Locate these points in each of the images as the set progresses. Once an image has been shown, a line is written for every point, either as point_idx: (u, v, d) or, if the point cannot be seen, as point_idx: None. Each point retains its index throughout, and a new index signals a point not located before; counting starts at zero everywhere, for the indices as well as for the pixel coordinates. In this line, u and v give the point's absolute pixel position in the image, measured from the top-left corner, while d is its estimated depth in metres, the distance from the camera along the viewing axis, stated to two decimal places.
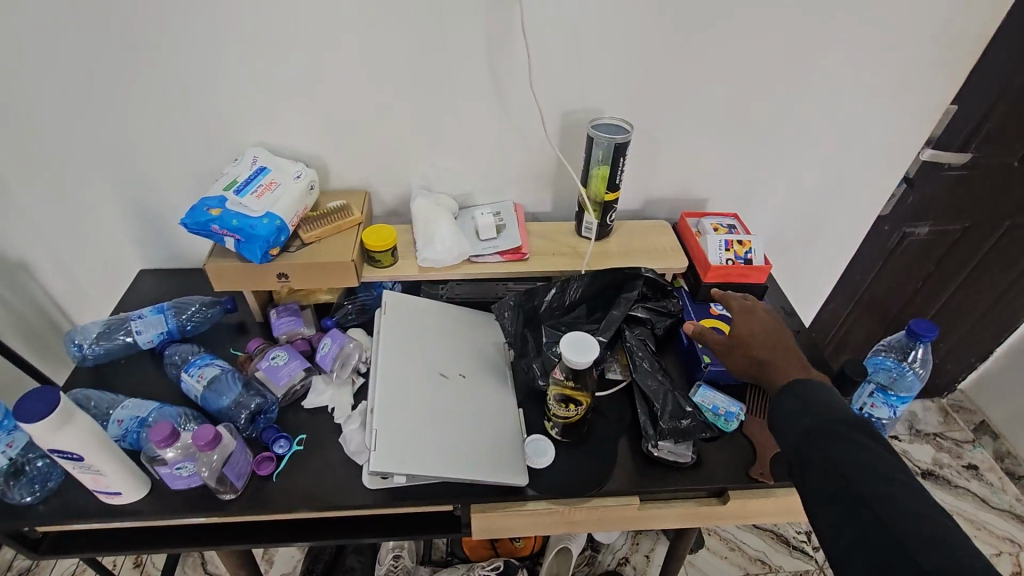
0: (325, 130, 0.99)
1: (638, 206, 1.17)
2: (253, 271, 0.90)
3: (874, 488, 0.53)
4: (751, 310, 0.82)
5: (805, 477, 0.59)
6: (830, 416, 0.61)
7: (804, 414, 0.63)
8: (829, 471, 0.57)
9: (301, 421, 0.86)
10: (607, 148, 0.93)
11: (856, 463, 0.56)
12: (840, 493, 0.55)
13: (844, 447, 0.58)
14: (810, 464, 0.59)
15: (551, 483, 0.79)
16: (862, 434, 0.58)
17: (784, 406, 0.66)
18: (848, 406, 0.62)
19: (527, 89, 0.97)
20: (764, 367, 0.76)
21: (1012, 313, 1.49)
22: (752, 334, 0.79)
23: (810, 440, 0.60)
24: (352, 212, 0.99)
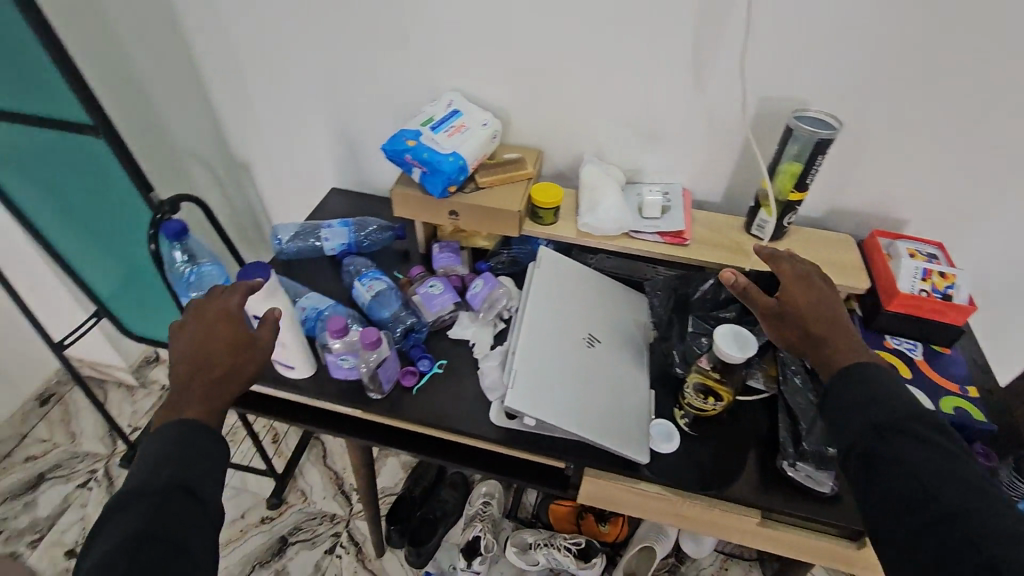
0: (517, 85, 1.03)
1: (821, 215, 1.07)
2: (429, 203, 0.98)
3: (958, 498, 0.49)
4: (810, 281, 0.75)
5: (872, 479, 0.54)
6: (899, 406, 0.57)
7: (871, 403, 0.58)
8: (904, 477, 0.52)
9: (443, 348, 0.93)
10: (808, 143, 0.86)
11: (939, 469, 0.51)
12: (916, 500, 0.51)
13: (923, 449, 0.53)
14: (880, 460, 0.54)
15: (670, 469, 0.78)
16: (940, 433, 0.54)
17: (844, 393, 0.61)
18: (915, 397, 0.58)
19: (732, 70, 0.92)
20: (818, 345, 0.69)
21: None
22: (807, 306, 0.72)
23: (879, 437, 0.56)
24: (525, 166, 1.02)
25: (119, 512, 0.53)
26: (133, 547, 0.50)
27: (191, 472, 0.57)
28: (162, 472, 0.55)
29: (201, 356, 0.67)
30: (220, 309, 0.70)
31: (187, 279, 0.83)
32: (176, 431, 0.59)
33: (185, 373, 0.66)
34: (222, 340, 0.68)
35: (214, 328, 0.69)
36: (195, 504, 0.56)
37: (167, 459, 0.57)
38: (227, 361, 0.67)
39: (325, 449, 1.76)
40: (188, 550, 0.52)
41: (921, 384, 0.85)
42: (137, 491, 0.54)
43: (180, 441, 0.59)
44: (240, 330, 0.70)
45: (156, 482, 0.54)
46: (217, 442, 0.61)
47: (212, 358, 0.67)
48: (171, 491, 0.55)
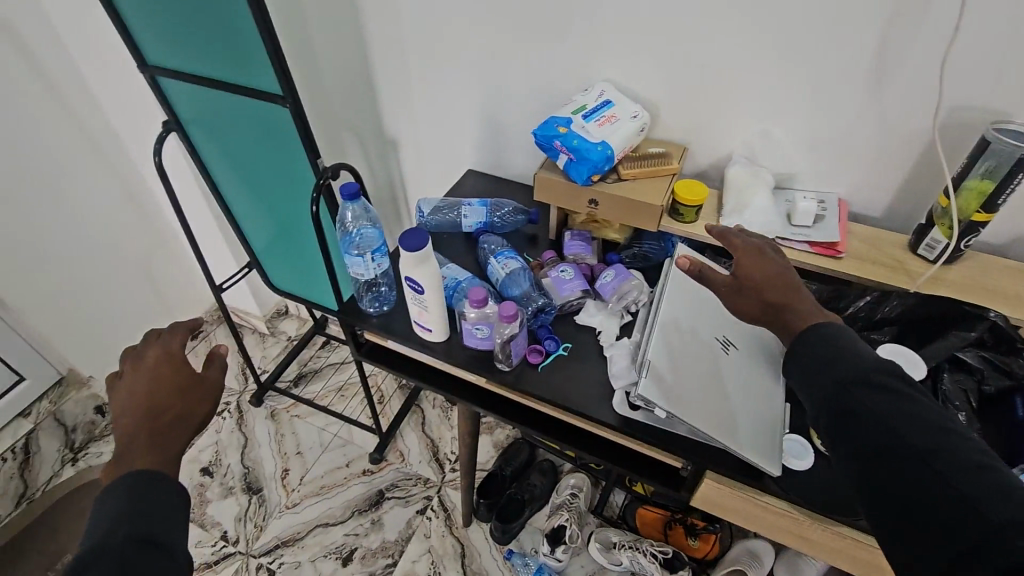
0: (673, 79, 1.01)
1: (1004, 242, 0.95)
2: (570, 189, 0.99)
3: (926, 439, 0.50)
4: (764, 252, 0.74)
5: (846, 432, 0.55)
6: (865, 361, 0.58)
7: (838, 361, 0.59)
8: (875, 428, 0.53)
9: (569, 332, 0.95)
10: (1006, 159, 0.77)
11: (908, 414, 0.52)
12: (887, 447, 0.52)
13: (888, 398, 0.54)
14: (853, 414, 0.55)
15: (801, 487, 0.74)
16: (898, 379, 0.55)
17: (814, 353, 0.62)
18: (874, 351, 0.59)
19: (922, 75, 0.84)
20: (779, 312, 0.69)
21: None
22: (763, 277, 0.72)
23: (846, 390, 0.56)
24: (670, 161, 1.01)
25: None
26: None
27: (146, 525, 0.61)
28: (117, 530, 0.59)
29: (152, 403, 0.75)
30: (162, 357, 0.79)
31: (350, 239, 0.92)
32: (126, 487, 0.63)
33: (138, 423, 0.72)
34: (173, 390, 0.77)
35: (159, 373, 0.78)
36: (159, 552, 0.60)
37: (125, 518, 0.61)
38: (176, 403, 0.76)
39: (424, 417, 1.86)
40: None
41: None
42: (92, 551, 0.57)
43: (133, 493, 0.63)
44: (187, 379, 0.79)
45: (113, 543, 0.58)
46: (174, 486, 0.66)
47: (166, 406, 0.75)
48: (130, 545, 0.58)
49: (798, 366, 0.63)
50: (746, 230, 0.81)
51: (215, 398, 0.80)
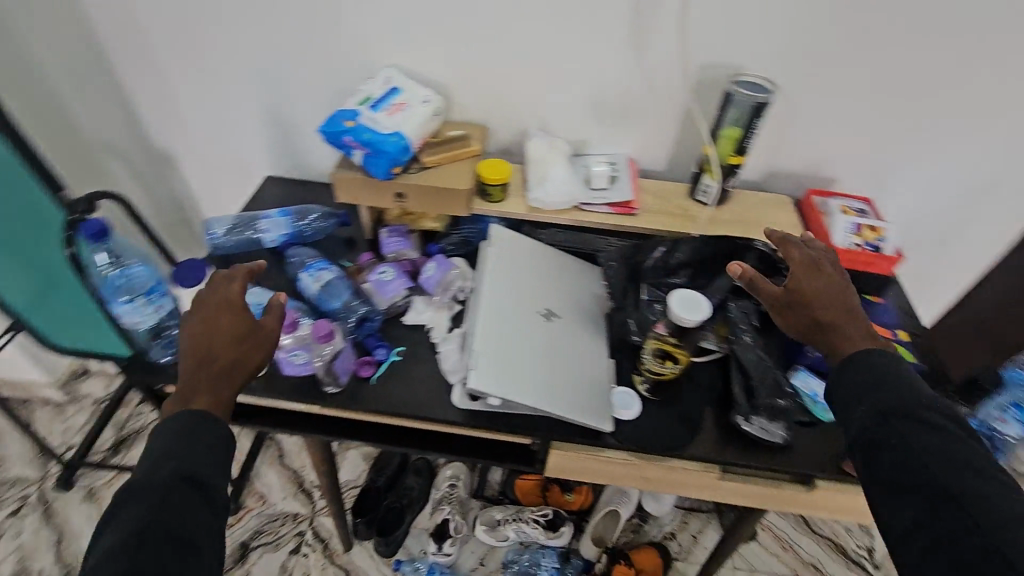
0: (457, 59, 0.99)
1: (759, 178, 1.11)
2: (374, 186, 0.93)
3: (959, 479, 0.52)
4: (819, 268, 0.77)
5: (878, 457, 0.58)
6: (909, 395, 0.60)
7: (879, 390, 0.61)
8: (913, 459, 0.55)
9: (399, 334, 0.91)
10: (746, 109, 0.88)
11: (943, 454, 0.54)
12: (922, 480, 0.54)
13: (927, 434, 0.56)
14: (886, 443, 0.57)
15: (632, 435, 0.80)
16: (938, 415, 0.58)
17: (854, 374, 0.64)
18: (922, 385, 0.61)
19: (673, 39, 0.92)
20: (829, 328, 0.72)
21: None
22: (828, 295, 0.74)
23: (883, 419, 0.59)
24: (471, 142, 0.99)
25: (124, 506, 0.55)
26: (136, 541, 0.52)
27: (194, 466, 0.59)
28: (162, 466, 0.58)
29: (204, 347, 0.70)
30: (224, 301, 0.74)
31: (114, 283, 0.78)
32: (180, 424, 0.62)
33: (193, 365, 0.69)
34: (228, 343, 0.71)
35: (215, 319, 0.72)
36: (196, 497, 0.57)
37: (170, 455, 0.59)
38: (229, 351, 0.71)
39: (280, 449, 1.70)
40: (189, 539, 0.54)
41: None
42: (138, 485, 0.56)
43: (181, 433, 0.62)
44: (240, 330, 0.72)
45: (158, 477, 0.56)
46: (219, 432, 0.64)
47: (219, 356, 0.70)
48: (174, 482, 0.57)
49: (835, 381, 0.66)
50: (807, 239, 0.82)
51: (273, 348, 0.75)
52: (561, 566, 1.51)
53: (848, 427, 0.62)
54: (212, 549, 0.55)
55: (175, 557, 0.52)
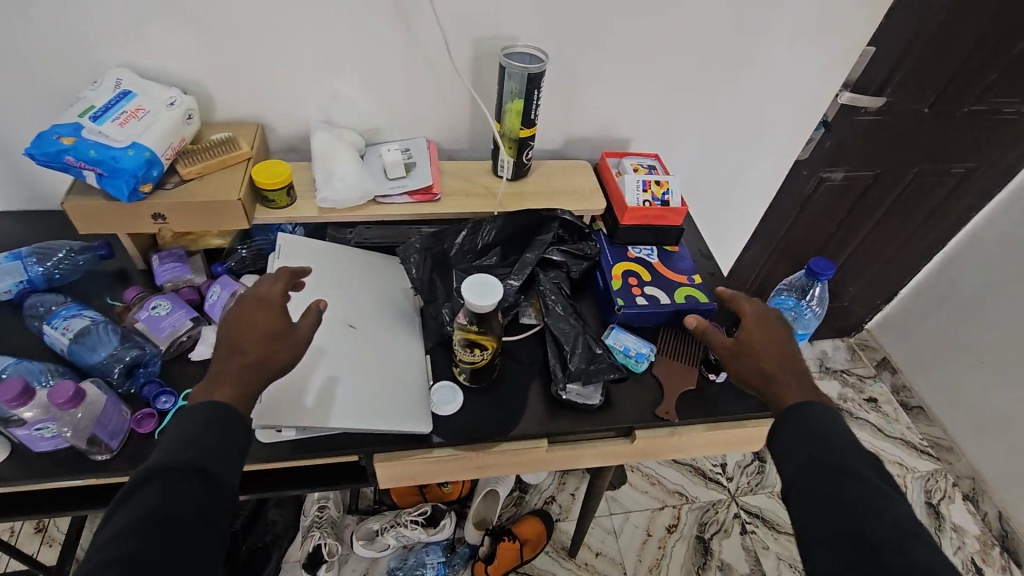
0: (203, 51, 0.87)
1: (559, 145, 1.13)
2: (122, 210, 0.79)
3: (886, 532, 0.55)
4: (764, 320, 0.80)
5: (810, 510, 0.60)
6: (846, 450, 0.63)
7: (817, 442, 0.64)
8: (838, 510, 0.58)
9: (188, 374, 0.81)
10: (521, 80, 0.87)
11: (872, 508, 0.57)
12: (849, 529, 0.56)
13: (858, 486, 0.59)
14: (821, 495, 0.60)
15: (456, 429, 0.79)
16: (874, 473, 0.61)
17: (795, 430, 0.67)
18: (860, 445, 0.64)
19: (439, 13, 0.88)
20: (765, 377, 0.75)
21: (904, 252, 1.87)
22: (766, 347, 0.77)
23: (820, 469, 0.62)
24: (240, 145, 0.88)
25: (142, 483, 0.55)
26: (143, 523, 0.51)
27: (209, 455, 0.58)
28: (185, 452, 0.57)
29: (237, 338, 0.68)
30: (263, 296, 0.72)
31: None
32: (207, 413, 0.61)
33: (224, 352, 0.67)
34: (262, 336, 0.69)
35: (252, 315, 0.70)
36: (201, 487, 0.56)
37: (192, 442, 0.58)
38: (263, 348, 0.68)
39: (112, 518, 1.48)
40: (190, 530, 0.53)
41: (660, 284, 0.96)
42: (159, 470, 0.55)
43: (208, 423, 0.60)
44: (273, 325, 0.70)
45: (176, 462, 0.56)
46: (238, 431, 0.62)
47: (250, 343, 0.68)
48: (188, 474, 0.55)
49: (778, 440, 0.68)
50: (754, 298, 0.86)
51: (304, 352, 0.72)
52: (448, 559, 1.51)
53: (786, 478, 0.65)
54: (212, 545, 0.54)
55: (174, 548, 0.51)
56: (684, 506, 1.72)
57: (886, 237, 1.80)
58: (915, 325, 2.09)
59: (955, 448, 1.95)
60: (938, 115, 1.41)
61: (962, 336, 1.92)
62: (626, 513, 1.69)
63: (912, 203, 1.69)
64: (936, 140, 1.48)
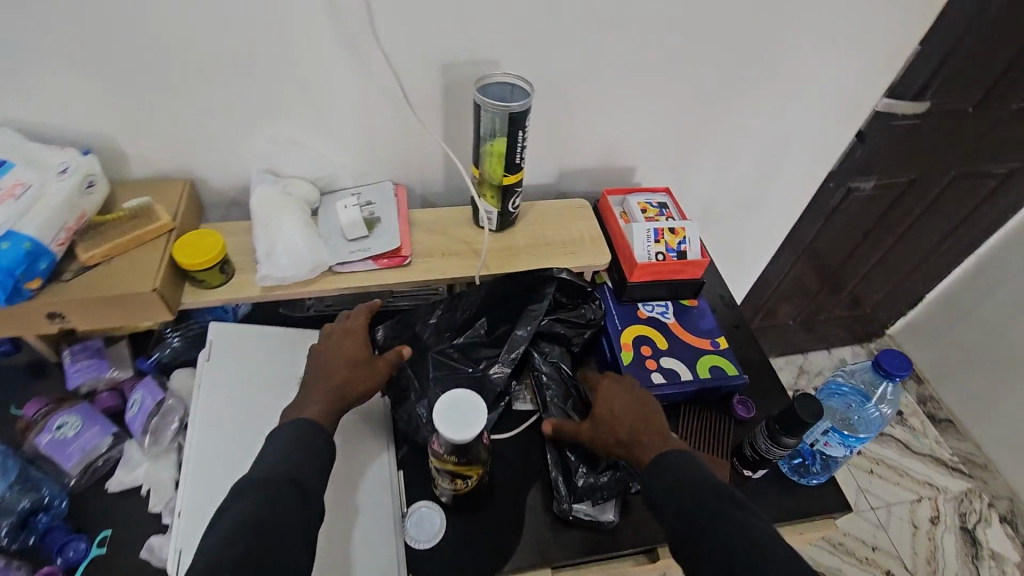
0: (103, 96, 0.69)
1: (552, 178, 0.97)
2: (6, 313, 0.63)
3: (758, 567, 0.47)
4: (607, 377, 0.72)
5: (689, 563, 0.51)
6: (696, 487, 0.55)
7: (671, 489, 0.56)
8: (714, 557, 0.49)
9: (105, 510, 0.65)
10: (500, 118, 0.70)
11: (736, 542, 0.49)
12: (723, 552, 0.49)
13: (718, 521, 0.51)
14: (692, 547, 0.51)
15: (439, 566, 0.64)
16: (727, 502, 0.53)
17: (660, 462, 0.60)
18: (711, 476, 0.57)
19: (396, 35, 0.71)
20: (629, 446, 0.64)
21: (933, 257, 1.71)
22: (617, 410, 0.67)
23: (683, 518, 0.53)
24: (158, 214, 0.71)
25: (240, 497, 0.51)
26: (245, 535, 0.47)
27: (302, 468, 0.55)
28: (276, 467, 0.54)
29: (322, 362, 0.66)
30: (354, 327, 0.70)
31: None
32: (293, 430, 0.58)
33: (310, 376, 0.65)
34: (346, 361, 0.66)
35: (341, 341, 0.68)
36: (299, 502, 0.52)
37: (288, 456, 0.54)
38: (347, 375, 0.65)
39: None
40: (289, 546, 0.49)
41: (679, 353, 0.81)
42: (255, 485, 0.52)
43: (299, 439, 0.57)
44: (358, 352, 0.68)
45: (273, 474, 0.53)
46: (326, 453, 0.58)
47: (332, 367, 0.65)
48: (285, 485, 0.52)
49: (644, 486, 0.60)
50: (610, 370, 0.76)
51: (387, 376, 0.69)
52: None
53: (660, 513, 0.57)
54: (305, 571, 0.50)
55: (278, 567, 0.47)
56: None
57: (916, 243, 1.64)
58: (944, 332, 1.93)
59: (990, 466, 1.81)
60: (984, 114, 1.23)
61: (996, 345, 1.77)
62: None
63: (947, 207, 1.52)
64: (977, 141, 1.31)
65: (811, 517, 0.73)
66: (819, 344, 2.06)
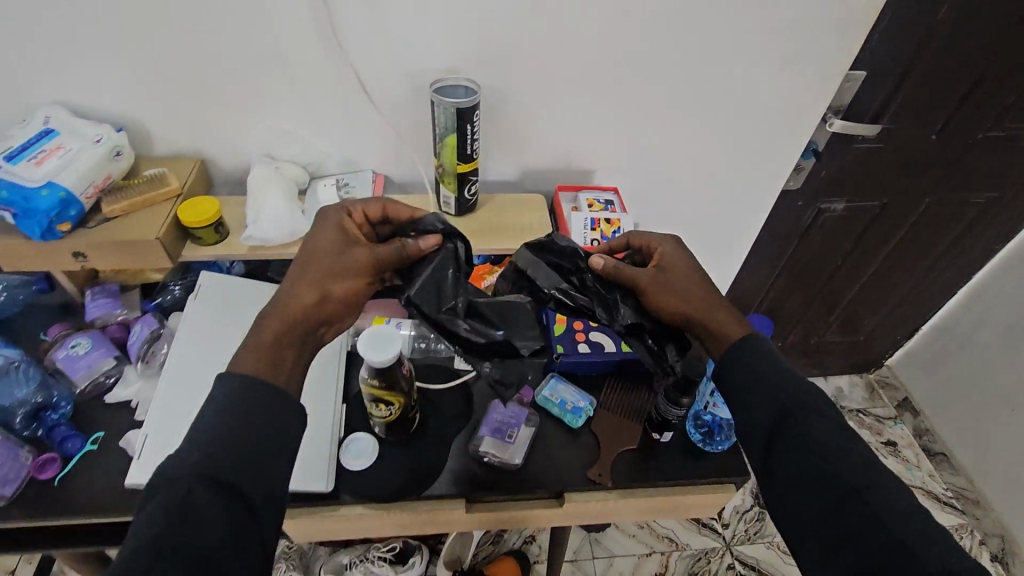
0: (136, 86, 0.86)
1: (516, 177, 1.09)
2: (40, 248, 0.79)
3: (860, 477, 0.54)
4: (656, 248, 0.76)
5: (782, 451, 0.59)
6: (787, 383, 0.62)
7: (760, 378, 0.64)
8: (814, 453, 0.57)
9: (102, 417, 0.79)
10: (451, 114, 0.83)
11: (837, 446, 0.57)
12: (826, 476, 0.55)
13: (818, 420, 0.59)
14: (789, 438, 0.59)
15: (365, 486, 0.75)
16: (828, 407, 0.61)
17: (743, 369, 0.65)
18: (800, 374, 0.64)
19: (373, 43, 0.85)
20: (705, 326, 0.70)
21: (923, 285, 1.72)
22: (687, 279, 0.72)
23: (790, 413, 0.60)
24: (169, 181, 0.86)
25: (151, 499, 0.49)
26: (154, 551, 0.46)
27: (221, 460, 0.52)
28: (190, 458, 0.51)
29: (306, 261, 0.66)
30: (336, 215, 0.71)
31: None
32: (218, 406, 0.56)
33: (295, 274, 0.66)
34: (324, 261, 0.66)
35: (327, 238, 0.68)
36: (217, 492, 0.50)
37: (195, 445, 0.52)
38: (321, 275, 0.65)
39: None
40: (204, 531, 0.48)
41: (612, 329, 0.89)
42: (165, 482, 0.50)
43: (227, 416, 0.55)
44: (335, 248, 0.68)
45: (179, 472, 0.50)
46: (268, 424, 0.56)
47: (314, 267, 0.66)
48: (197, 482, 0.50)
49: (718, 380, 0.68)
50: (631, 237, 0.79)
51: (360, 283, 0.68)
52: None
53: (749, 423, 0.63)
54: (242, 571, 0.49)
55: (188, 563, 0.46)
56: (674, 553, 1.62)
57: (901, 269, 1.66)
58: (939, 364, 1.92)
59: (983, 501, 1.77)
60: (949, 143, 1.28)
61: (989, 381, 1.75)
62: (609, 559, 1.60)
63: (928, 235, 1.55)
64: (949, 168, 1.34)
65: (714, 479, 0.80)
66: (812, 370, 2.07)
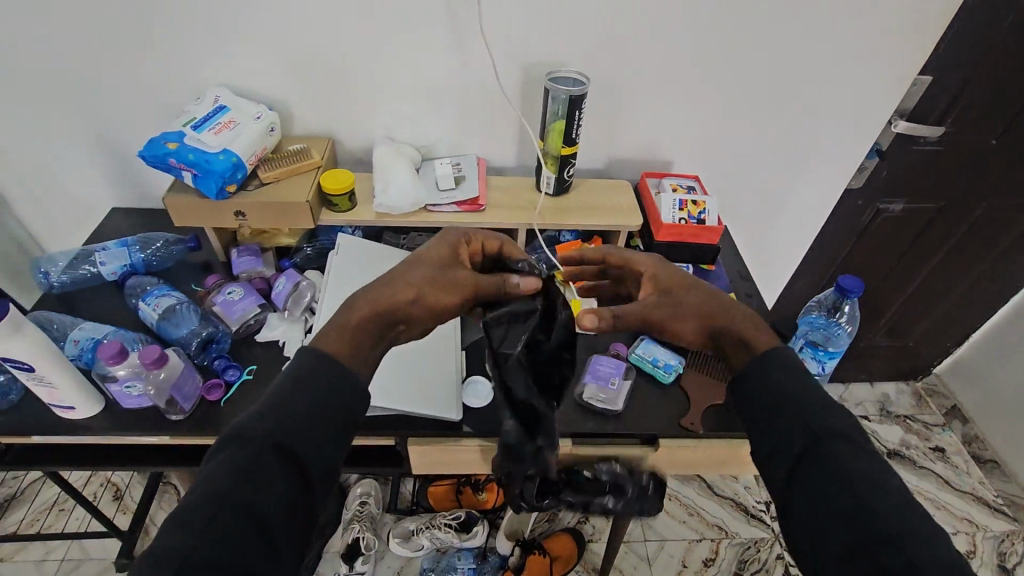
0: (289, 73, 1.00)
1: (602, 165, 1.20)
2: (210, 206, 0.92)
3: (894, 516, 0.49)
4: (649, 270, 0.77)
5: (802, 475, 0.54)
6: (812, 404, 0.58)
7: (781, 397, 0.59)
8: (836, 484, 0.52)
9: (254, 353, 0.91)
10: (563, 102, 0.94)
11: (867, 478, 0.51)
12: (852, 507, 0.50)
13: (850, 449, 0.54)
14: (812, 463, 0.54)
15: (485, 421, 0.85)
16: (859, 435, 0.56)
17: (771, 386, 0.61)
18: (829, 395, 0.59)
19: (494, 39, 0.97)
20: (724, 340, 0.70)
21: (975, 291, 1.76)
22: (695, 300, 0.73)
23: (815, 439, 0.55)
24: (312, 155, 0.99)
25: (223, 447, 0.50)
26: (212, 508, 0.46)
27: (292, 431, 0.52)
28: (263, 423, 0.51)
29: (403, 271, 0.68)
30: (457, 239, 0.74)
31: None
32: (302, 365, 0.57)
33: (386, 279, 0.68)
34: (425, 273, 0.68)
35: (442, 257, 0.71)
36: (279, 463, 0.50)
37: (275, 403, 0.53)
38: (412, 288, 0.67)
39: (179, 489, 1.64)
40: (267, 493, 0.49)
41: None
42: (237, 438, 0.51)
43: (296, 384, 0.55)
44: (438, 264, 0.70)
45: (251, 430, 0.51)
46: (328, 401, 0.55)
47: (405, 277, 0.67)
48: (267, 450, 0.50)
49: (742, 390, 0.63)
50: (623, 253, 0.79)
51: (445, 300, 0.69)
52: (478, 565, 1.53)
53: (769, 448, 0.58)
54: (281, 551, 0.48)
55: (240, 530, 0.46)
56: (723, 540, 1.67)
57: (954, 274, 1.71)
58: (989, 373, 1.95)
59: None
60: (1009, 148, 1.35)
61: None
62: (661, 542, 1.66)
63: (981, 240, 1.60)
64: (1007, 174, 1.41)
65: None
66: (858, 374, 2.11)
